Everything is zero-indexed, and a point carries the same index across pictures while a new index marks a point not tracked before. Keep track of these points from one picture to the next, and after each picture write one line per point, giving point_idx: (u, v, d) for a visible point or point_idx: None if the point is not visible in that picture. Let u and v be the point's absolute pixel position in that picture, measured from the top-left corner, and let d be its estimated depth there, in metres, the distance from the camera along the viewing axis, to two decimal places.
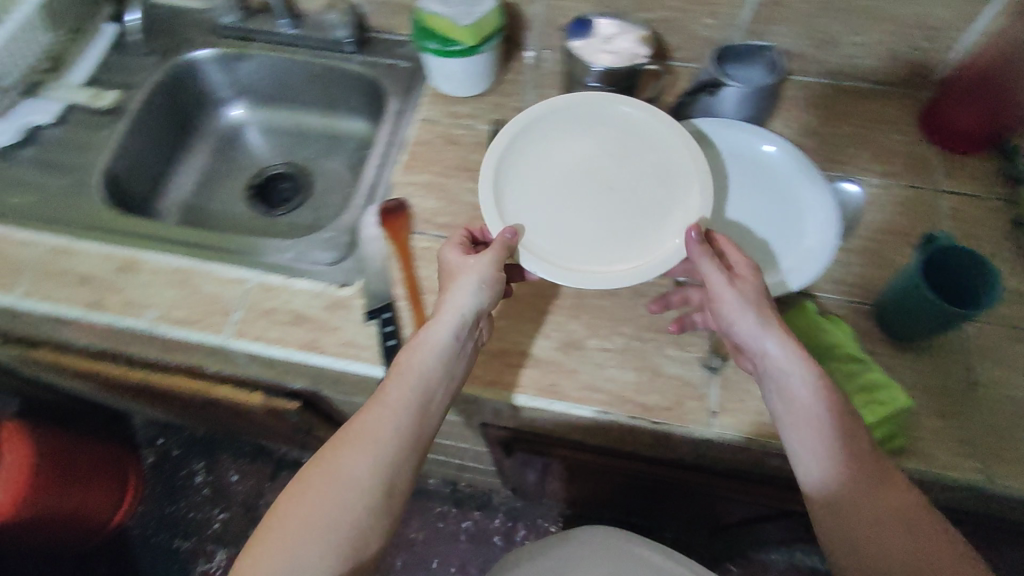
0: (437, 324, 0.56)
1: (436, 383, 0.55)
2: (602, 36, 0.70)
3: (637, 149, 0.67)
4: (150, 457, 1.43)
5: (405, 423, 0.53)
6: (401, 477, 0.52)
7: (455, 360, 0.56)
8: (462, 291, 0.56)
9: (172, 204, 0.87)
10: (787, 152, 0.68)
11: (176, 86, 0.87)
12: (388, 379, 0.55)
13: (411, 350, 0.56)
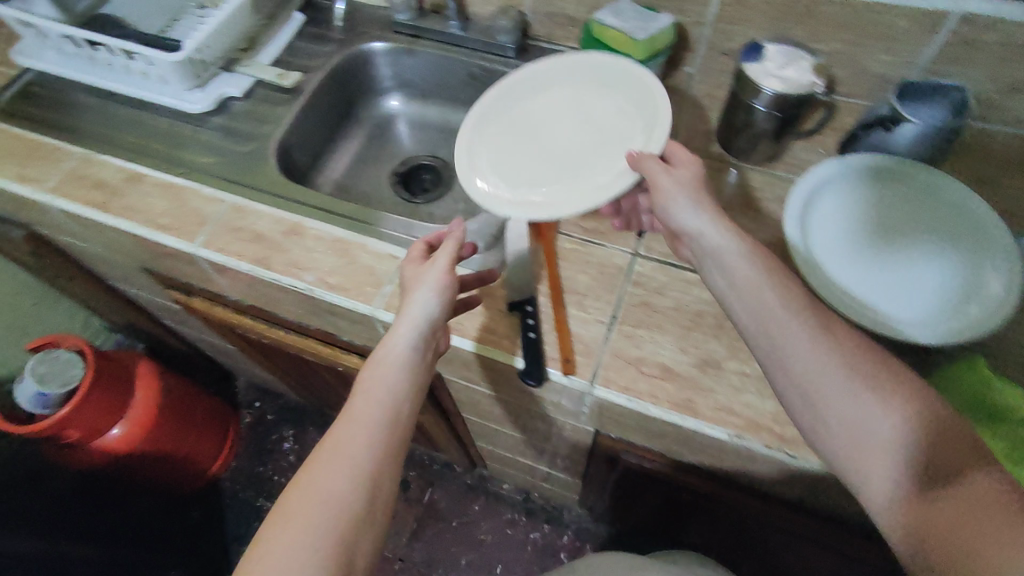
0: (395, 332, 0.59)
1: (405, 387, 0.57)
2: (774, 63, 0.70)
3: (623, 106, 0.69)
4: (247, 418, 1.53)
5: (377, 423, 0.54)
6: (387, 482, 0.52)
7: (416, 367, 0.58)
8: (425, 291, 0.60)
9: (327, 180, 0.93)
10: (965, 192, 0.66)
11: (348, 73, 0.94)
12: (353, 398, 0.56)
13: (375, 365, 0.57)
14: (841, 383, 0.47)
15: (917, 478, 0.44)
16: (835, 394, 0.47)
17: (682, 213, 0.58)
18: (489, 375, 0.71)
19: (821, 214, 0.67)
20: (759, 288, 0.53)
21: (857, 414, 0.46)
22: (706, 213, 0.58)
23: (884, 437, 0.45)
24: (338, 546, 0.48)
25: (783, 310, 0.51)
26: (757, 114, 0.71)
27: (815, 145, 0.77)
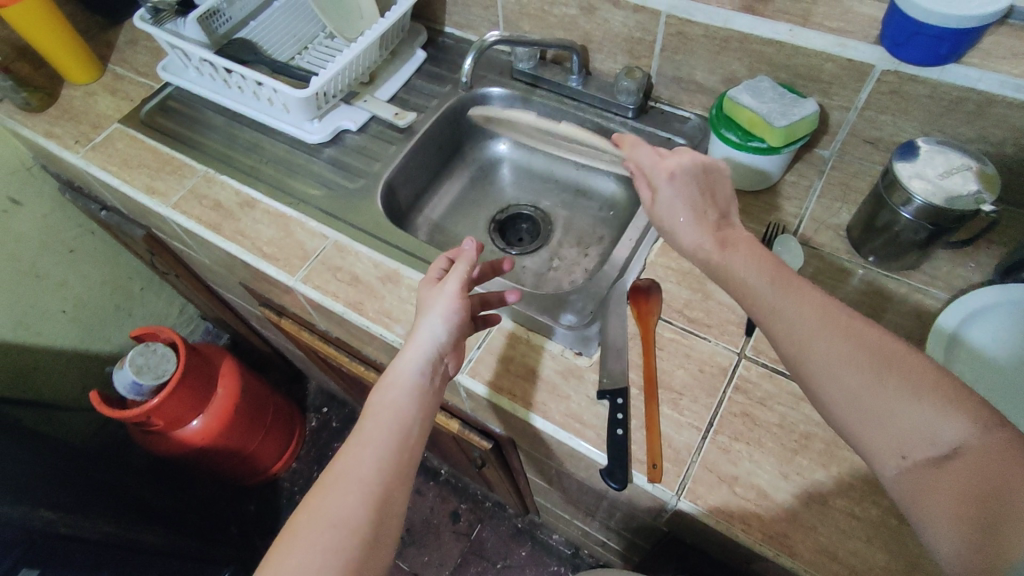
0: (404, 358, 0.57)
1: (414, 410, 0.55)
2: (932, 165, 0.62)
3: None
4: (313, 422, 1.57)
5: (384, 445, 0.52)
6: (395, 503, 0.51)
7: (426, 391, 0.56)
8: (435, 315, 0.58)
9: (425, 220, 0.94)
10: None
11: (460, 114, 0.94)
12: (360, 422, 0.54)
13: (381, 390, 0.56)
14: (848, 359, 0.44)
15: (940, 452, 0.40)
16: (845, 374, 0.44)
17: (676, 214, 0.57)
18: (565, 457, 0.68)
19: (980, 330, 0.59)
20: (761, 280, 0.51)
21: (862, 387, 0.43)
22: (698, 218, 0.57)
23: (893, 409, 0.42)
24: (346, 563, 0.46)
25: (783, 293, 0.49)
26: (903, 220, 0.64)
27: (963, 258, 0.69)
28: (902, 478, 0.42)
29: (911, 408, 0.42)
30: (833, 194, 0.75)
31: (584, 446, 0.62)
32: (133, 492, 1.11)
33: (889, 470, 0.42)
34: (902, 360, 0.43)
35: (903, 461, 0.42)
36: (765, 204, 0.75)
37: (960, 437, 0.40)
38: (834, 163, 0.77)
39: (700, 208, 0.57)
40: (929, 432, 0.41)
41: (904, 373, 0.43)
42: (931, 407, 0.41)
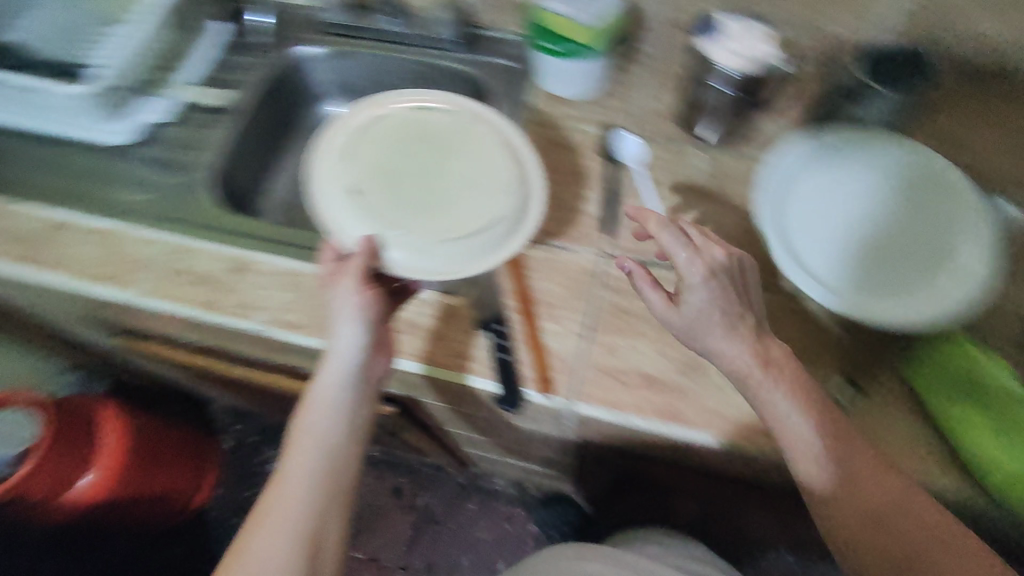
0: (326, 370, 0.56)
1: (342, 424, 0.55)
2: (733, 35, 0.65)
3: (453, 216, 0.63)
4: (227, 443, 1.48)
5: (317, 465, 0.53)
6: (328, 518, 0.53)
7: (351, 401, 0.56)
8: (348, 322, 0.56)
9: (272, 202, 0.87)
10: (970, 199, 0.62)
11: (281, 82, 0.88)
12: (288, 442, 0.54)
13: (306, 405, 0.55)
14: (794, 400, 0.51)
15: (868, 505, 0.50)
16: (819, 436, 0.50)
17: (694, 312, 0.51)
18: (465, 398, 0.68)
19: (804, 172, 0.66)
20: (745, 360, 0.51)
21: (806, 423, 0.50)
22: (734, 328, 0.51)
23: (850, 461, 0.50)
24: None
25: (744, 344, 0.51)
26: (727, 95, 0.69)
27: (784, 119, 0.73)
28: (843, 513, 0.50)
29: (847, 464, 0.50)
30: (662, 83, 0.77)
31: (475, 381, 0.62)
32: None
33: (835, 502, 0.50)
34: (862, 448, 0.51)
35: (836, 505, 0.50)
36: (601, 106, 0.76)
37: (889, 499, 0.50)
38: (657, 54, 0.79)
39: (734, 318, 0.51)
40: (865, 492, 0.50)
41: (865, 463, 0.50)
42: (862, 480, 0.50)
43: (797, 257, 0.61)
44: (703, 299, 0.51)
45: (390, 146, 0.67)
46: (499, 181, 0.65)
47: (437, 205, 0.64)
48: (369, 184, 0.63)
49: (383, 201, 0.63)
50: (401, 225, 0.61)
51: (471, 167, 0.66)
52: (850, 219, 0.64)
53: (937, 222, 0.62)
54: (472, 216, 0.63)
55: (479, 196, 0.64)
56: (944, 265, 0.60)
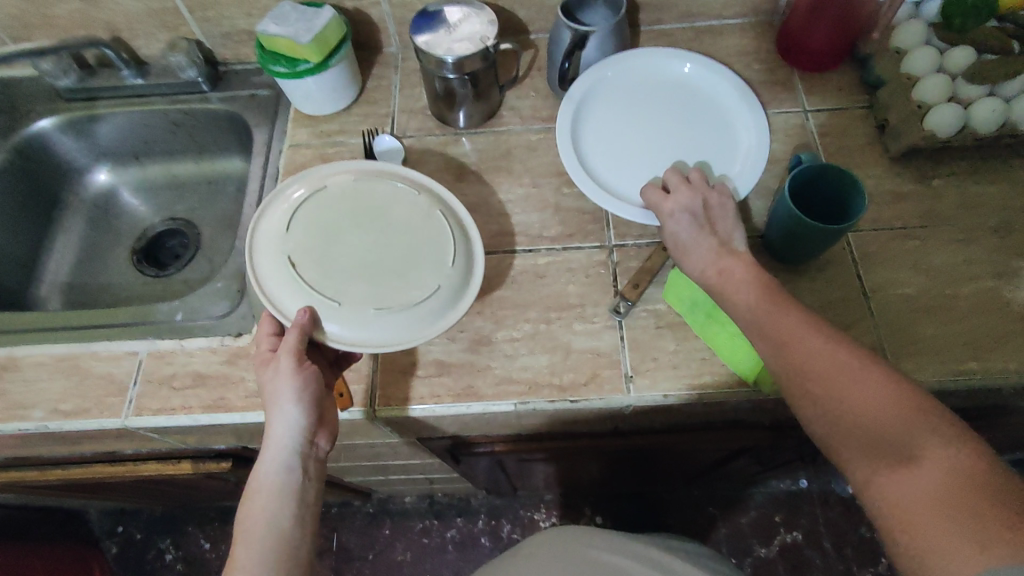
0: (265, 461, 0.52)
1: (289, 516, 0.51)
2: (447, 26, 0.68)
3: (393, 287, 0.55)
4: (113, 548, 1.37)
5: (262, 559, 0.48)
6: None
7: (298, 489, 0.52)
8: (286, 404, 0.52)
9: (52, 287, 0.82)
10: (733, 86, 0.68)
11: (28, 161, 0.82)
12: (234, 538, 0.50)
13: (250, 497, 0.51)
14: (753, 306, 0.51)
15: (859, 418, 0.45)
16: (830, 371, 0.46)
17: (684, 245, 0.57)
18: None
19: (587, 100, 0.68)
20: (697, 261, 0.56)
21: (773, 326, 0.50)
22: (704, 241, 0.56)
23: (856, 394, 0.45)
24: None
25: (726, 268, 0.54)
26: (452, 80, 0.68)
27: (526, 91, 0.77)
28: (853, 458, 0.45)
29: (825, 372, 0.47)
30: (411, 82, 0.79)
31: None
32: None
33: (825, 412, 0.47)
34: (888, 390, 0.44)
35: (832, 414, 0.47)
36: (359, 115, 0.77)
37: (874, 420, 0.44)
38: (402, 56, 0.81)
39: (707, 229, 0.56)
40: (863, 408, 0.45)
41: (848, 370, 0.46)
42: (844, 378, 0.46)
43: (594, 179, 0.64)
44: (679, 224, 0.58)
45: (330, 210, 0.58)
46: (441, 253, 0.57)
47: (380, 276, 0.55)
48: (307, 255, 0.55)
49: (321, 273, 0.55)
50: (338, 298, 0.54)
51: (421, 229, 0.58)
52: (652, 133, 0.67)
53: (718, 120, 0.67)
54: (416, 293, 0.55)
55: (424, 265, 0.56)
56: (729, 159, 0.64)
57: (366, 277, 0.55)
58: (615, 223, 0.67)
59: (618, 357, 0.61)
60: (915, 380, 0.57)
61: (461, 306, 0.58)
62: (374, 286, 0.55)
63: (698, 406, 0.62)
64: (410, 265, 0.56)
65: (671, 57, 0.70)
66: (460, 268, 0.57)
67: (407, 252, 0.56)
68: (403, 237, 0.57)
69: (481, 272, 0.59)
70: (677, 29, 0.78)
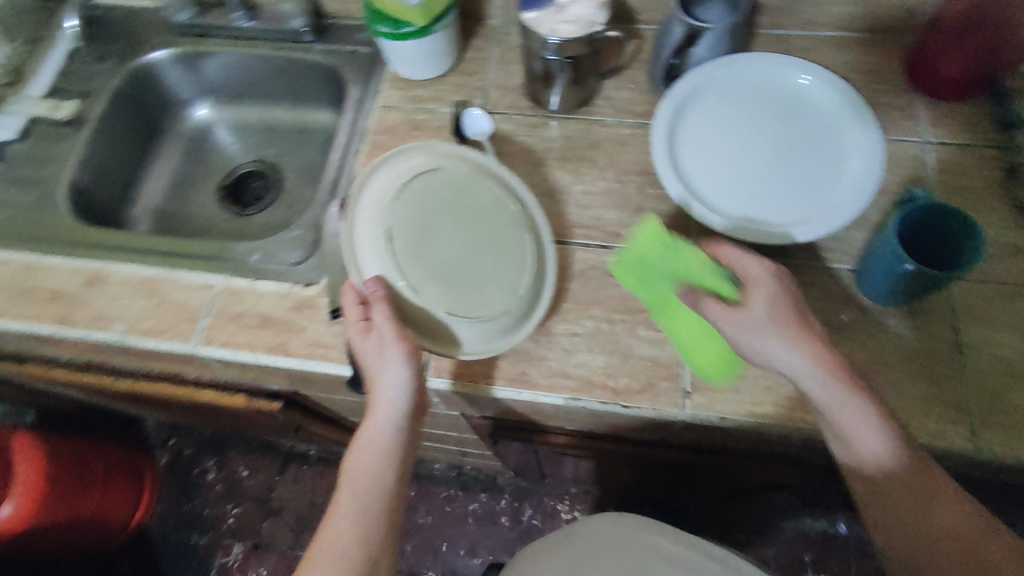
0: (374, 421, 0.53)
1: (393, 472, 0.53)
2: (556, 5, 0.66)
3: (467, 296, 0.57)
4: (164, 458, 1.47)
5: (366, 511, 0.51)
6: (379, 567, 0.49)
7: (401, 448, 0.53)
8: (393, 369, 0.53)
9: (144, 210, 0.87)
10: (852, 104, 0.62)
11: (139, 89, 0.87)
12: (339, 487, 0.52)
13: (355, 452, 0.53)
14: (851, 405, 0.49)
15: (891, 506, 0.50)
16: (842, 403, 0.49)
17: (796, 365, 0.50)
18: (334, 385, 0.69)
19: (692, 97, 0.65)
20: (834, 400, 0.50)
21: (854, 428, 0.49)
22: (800, 332, 0.50)
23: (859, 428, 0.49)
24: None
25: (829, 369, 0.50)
26: (551, 62, 0.67)
27: (624, 82, 0.74)
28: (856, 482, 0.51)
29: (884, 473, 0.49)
30: (509, 58, 0.78)
31: (332, 367, 0.63)
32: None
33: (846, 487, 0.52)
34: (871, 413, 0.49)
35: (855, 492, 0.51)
36: (453, 84, 0.77)
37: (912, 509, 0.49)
38: (504, 31, 0.80)
39: (804, 321, 0.51)
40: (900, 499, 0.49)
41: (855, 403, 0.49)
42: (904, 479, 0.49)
43: (684, 181, 0.61)
44: (766, 305, 0.51)
45: (437, 195, 0.59)
46: (517, 277, 0.59)
47: (461, 283, 0.57)
48: (403, 231, 0.56)
49: (411, 254, 0.56)
50: (416, 287, 0.55)
51: (508, 251, 0.59)
52: (751, 143, 0.63)
53: (827, 138, 0.62)
54: (486, 312, 0.57)
55: (501, 288, 0.58)
56: (831, 179, 0.60)
57: (448, 277, 0.56)
58: (697, 232, 0.65)
59: (678, 370, 0.59)
60: (998, 451, 0.53)
61: (523, 332, 0.59)
62: (451, 288, 0.56)
63: (752, 433, 0.60)
64: (488, 281, 0.58)
65: (788, 64, 0.65)
66: (528, 297, 0.59)
67: (489, 267, 0.58)
68: (490, 249, 0.59)
69: (547, 300, 0.61)
70: (797, 36, 0.73)
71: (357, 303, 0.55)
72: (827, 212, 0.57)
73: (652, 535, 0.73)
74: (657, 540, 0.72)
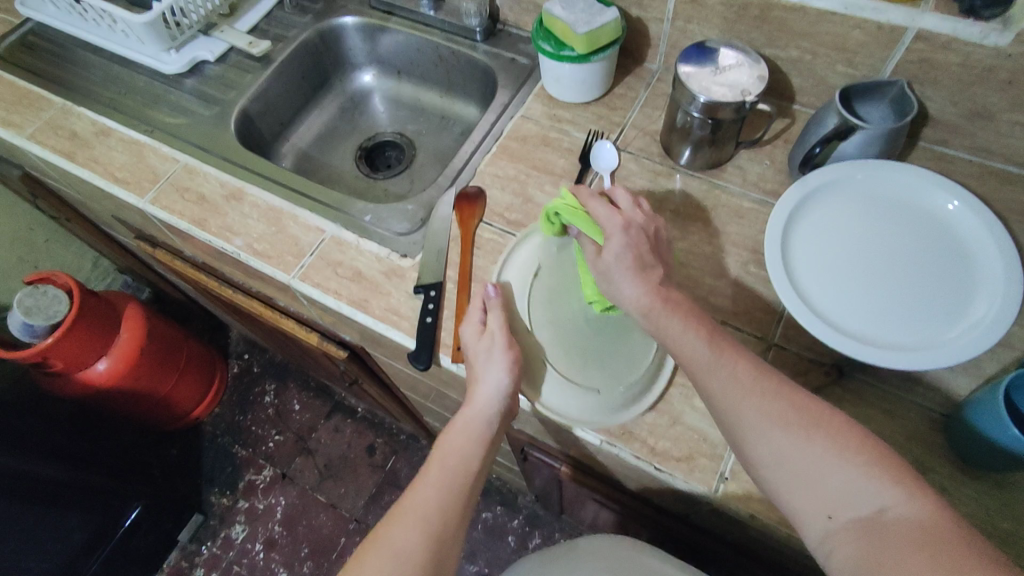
0: (470, 407, 0.57)
1: (479, 457, 0.55)
2: (716, 66, 0.66)
3: (569, 357, 0.61)
4: (234, 368, 1.61)
5: (450, 483, 0.53)
6: (453, 532, 0.51)
7: (490, 438, 0.56)
8: (497, 369, 0.57)
9: (292, 149, 0.97)
10: (999, 246, 0.58)
11: (323, 45, 0.97)
12: (428, 459, 0.55)
13: (448, 432, 0.56)
14: (781, 423, 0.45)
15: (868, 512, 0.41)
16: (773, 426, 0.45)
17: (728, 388, 0.47)
18: (396, 353, 0.73)
19: (823, 191, 0.63)
20: (755, 413, 0.46)
21: (792, 448, 0.44)
22: (642, 272, 0.53)
23: (814, 466, 0.43)
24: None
25: (751, 387, 0.47)
26: (693, 118, 0.67)
27: (760, 157, 0.74)
28: (829, 539, 0.42)
29: (834, 468, 0.43)
30: (655, 103, 0.80)
31: (399, 336, 0.67)
32: (48, 431, 1.11)
33: (816, 535, 0.43)
34: (813, 431, 0.44)
35: (829, 520, 0.42)
36: (594, 114, 0.80)
37: (889, 505, 0.41)
38: (659, 76, 0.82)
39: (645, 263, 0.54)
40: (863, 495, 0.42)
41: (788, 422, 0.45)
42: (859, 471, 0.42)
43: (789, 269, 0.59)
44: (618, 253, 0.54)
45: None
46: (627, 373, 0.60)
47: (576, 351, 0.61)
48: (548, 277, 0.64)
49: (545, 298, 0.63)
50: (533, 322, 0.61)
51: (630, 346, 0.61)
52: (874, 254, 0.60)
53: (959, 272, 0.58)
54: (579, 379, 0.60)
55: (606, 369, 0.60)
56: (951, 316, 0.55)
57: (564, 335, 0.61)
58: (788, 324, 0.62)
59: (723, 453, 0.57)
60: None
61: (609, 420, 0.59)
62: (563, 346, 0.61)
63: (781, 540, 0.57)
64: (599, 361, 0.61)
65: (937, 185, 0.62)
66: (627, 395, 0.59)
67: (607, 348, 0.61)
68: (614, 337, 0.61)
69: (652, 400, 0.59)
70: (962, 159, 0.69)
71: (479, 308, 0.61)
72: (934, 347, 0.53)
73: (646, 555, 0.75)
74: (647, 559, 0.74)
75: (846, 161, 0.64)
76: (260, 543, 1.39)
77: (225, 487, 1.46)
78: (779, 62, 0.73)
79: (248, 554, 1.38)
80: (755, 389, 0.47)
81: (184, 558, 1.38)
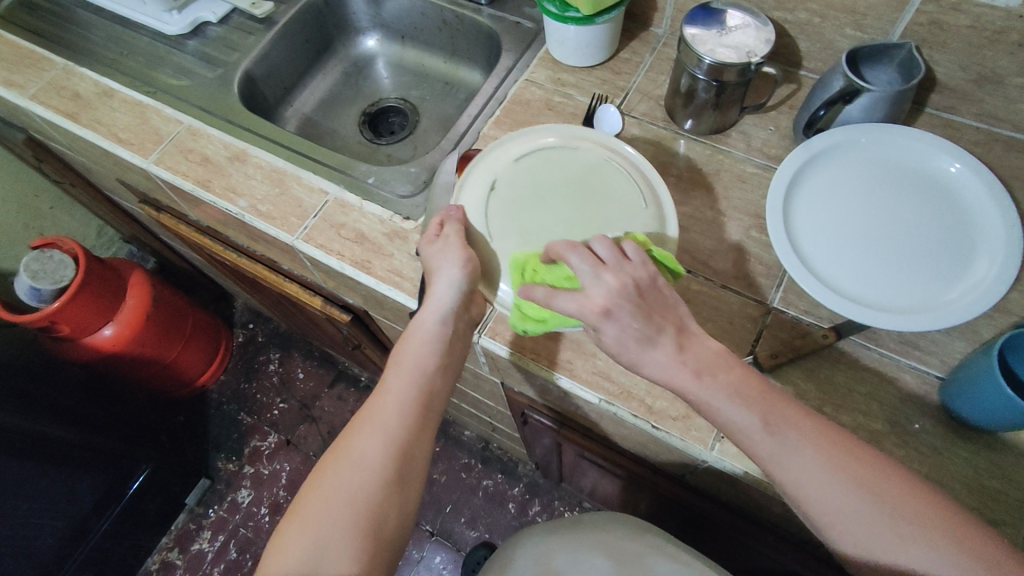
0: (425, 311, 0.57)
1: (435, 360, 0.56)
2: (722, 28, 0.66)
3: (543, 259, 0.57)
4: (239, 337, 1.63)
5: (408, 390, 0.54)
6: (417, 436, 0.52)
7: (448, 340, 0.56)
8: (448, 272, 0.56)
9: (295, 113, 0.97)
10: (1003, 212, 0.57)
11: (326, 8, 0.96)
12: (387, 369, 0.56)
13: (405, 339, 0.57)
14: (865, 512, 0.43)
15: None
16: (855, 512, 0.43)
17: (801, 474, 0.45)
18: (399, 314, 0.74)
19: (830, 158, 0.63)
20: (836, 497, 0.44)
21: (877, 535, 0.43)
22: (649, 340, 0.47)
23: (905, 555, 0.42)
24: (370, 498, 0.49)
25: (828, 473, 0.44)
26: (698, 81, 0.67)
27: (765, 122, 0.73)
28: None
29: (924, 557, 0.41)
30: (660, 68, 0.79)
31: (402, 297, 0.67)
32: (56, 394, 1.12)
33: None
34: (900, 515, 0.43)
35: None
36: (598, 78, 0.79)
37: None
38: (664, 41, 0.81)
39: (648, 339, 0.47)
40: None
41: (873, 512, 0.43)
42: (944, 554, 0.41)
43: (790, 229, 0.59)
44: (617, 337, 0.47)
45: (570, 170, 0.62)
46: None
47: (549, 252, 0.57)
48: (506, 188, 0.60)
49: (505, 211, 0.59)
50: (493, 233, 0.58)
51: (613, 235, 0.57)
52: (876, 218, 0.60)
53: (961, 239, 0.58)
54: None
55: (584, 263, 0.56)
56: (950, 280, 0.55)
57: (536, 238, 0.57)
58: (787, 289, 0.63)
59: None
60: None
61: None
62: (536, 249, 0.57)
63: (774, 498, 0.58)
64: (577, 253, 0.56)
65: (944, 149, 0.61)
66: None
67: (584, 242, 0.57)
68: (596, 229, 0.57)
69: None
70: (968, 126, 0.69)
71: (435, 224, 0.59)
72: (931, 309, 0.54)
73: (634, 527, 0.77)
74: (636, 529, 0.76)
75: (852, 124, 0.64)
76: (265, 507, 1.42)
77: (231, 453, 1.48)
78: (786, 25, 0.72)
79: (253, 518, 1.41)
80: (833, 471, 0.44)
81: (192, 520, 1.42)
